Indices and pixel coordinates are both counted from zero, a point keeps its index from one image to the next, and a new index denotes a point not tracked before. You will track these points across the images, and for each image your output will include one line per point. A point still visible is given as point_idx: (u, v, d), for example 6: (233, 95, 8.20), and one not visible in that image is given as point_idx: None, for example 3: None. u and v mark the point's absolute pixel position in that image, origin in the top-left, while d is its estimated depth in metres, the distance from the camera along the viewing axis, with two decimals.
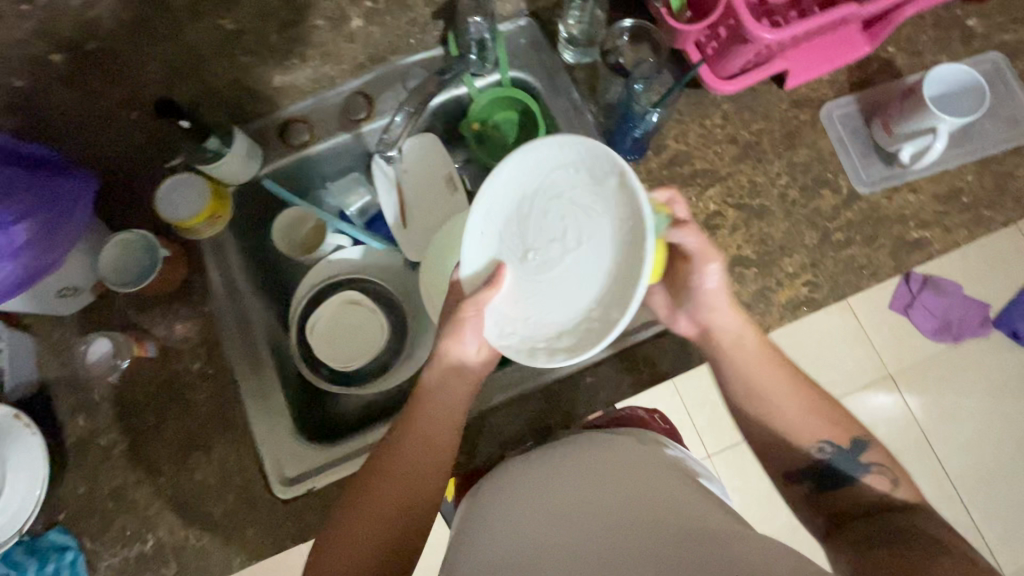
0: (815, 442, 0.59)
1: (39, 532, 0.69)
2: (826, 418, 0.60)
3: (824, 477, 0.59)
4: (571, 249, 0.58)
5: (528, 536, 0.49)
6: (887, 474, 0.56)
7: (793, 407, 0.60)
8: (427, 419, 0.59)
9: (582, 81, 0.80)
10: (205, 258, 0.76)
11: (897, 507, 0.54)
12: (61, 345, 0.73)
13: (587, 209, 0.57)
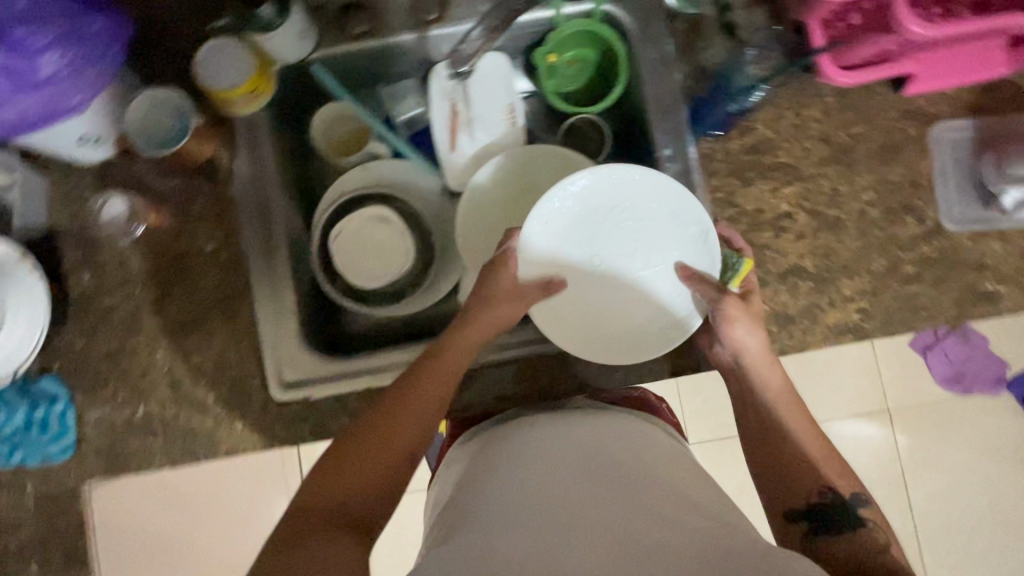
0: (819, 484, 0.56)
1: (32, 376, 0.69)
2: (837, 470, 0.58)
3: (822, 521, 0.55)
4: (632, 265, 0.66)
5: (533, 481, 0.53)
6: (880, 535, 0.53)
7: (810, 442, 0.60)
8: (415, 403, 0.57)
9: (680, 33, 0.71)
10: (236, 136, 0.70)
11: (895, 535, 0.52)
12: (74, 193, 0.70)
13: (658, 239, 0.65)
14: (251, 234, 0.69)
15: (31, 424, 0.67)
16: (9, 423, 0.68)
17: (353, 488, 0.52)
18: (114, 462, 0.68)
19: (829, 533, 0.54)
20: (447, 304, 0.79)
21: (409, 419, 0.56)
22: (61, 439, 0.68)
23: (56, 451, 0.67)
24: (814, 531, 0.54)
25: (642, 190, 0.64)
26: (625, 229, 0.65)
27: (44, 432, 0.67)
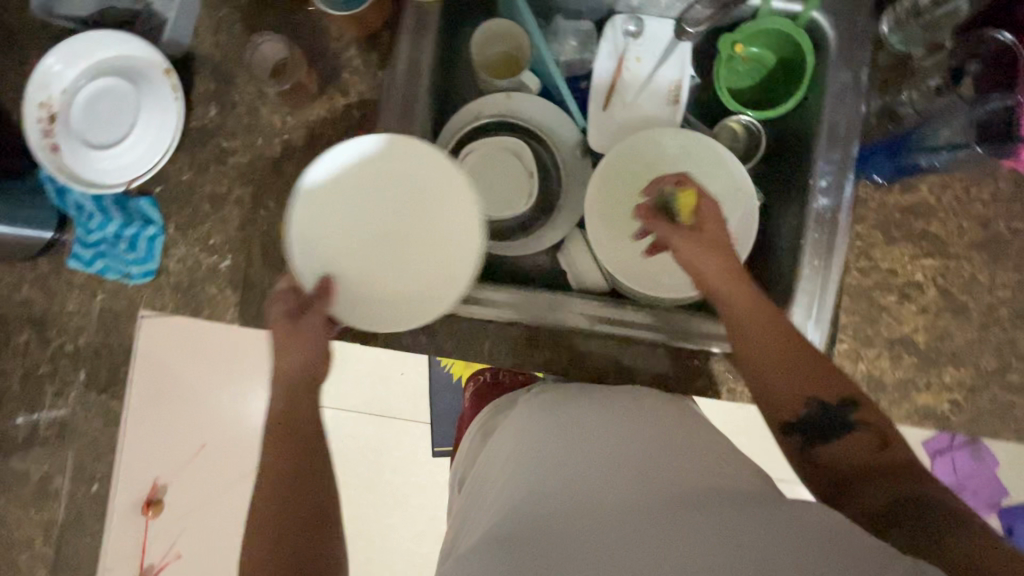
0: (804, 394, 0.55)
1: (133, 193, 0.67)
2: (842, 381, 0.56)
3: (817, 425, 0.54)
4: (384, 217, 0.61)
5: (564, 461, 0.53)
6: (870, 431, 0.52)
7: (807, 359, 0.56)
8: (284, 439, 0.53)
9: (879, 68, 0.68)
10: (404, 20, 0.67)
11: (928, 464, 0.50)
12: (226, 23, 0.67)
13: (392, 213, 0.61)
14: (388, 124, 0.67)
15: (120, 238, 0.66)
16: (98, 231, 0.67)
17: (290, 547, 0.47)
18: (188, 302, 0.68)
19: (826, 440, 0.53)
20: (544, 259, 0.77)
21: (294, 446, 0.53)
22: (146, 263, 0.67)
23: (137, 273, 0.67)
24: (814, 439, 0.54)
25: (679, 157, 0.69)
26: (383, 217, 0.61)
27: (130, 251, 0.67)
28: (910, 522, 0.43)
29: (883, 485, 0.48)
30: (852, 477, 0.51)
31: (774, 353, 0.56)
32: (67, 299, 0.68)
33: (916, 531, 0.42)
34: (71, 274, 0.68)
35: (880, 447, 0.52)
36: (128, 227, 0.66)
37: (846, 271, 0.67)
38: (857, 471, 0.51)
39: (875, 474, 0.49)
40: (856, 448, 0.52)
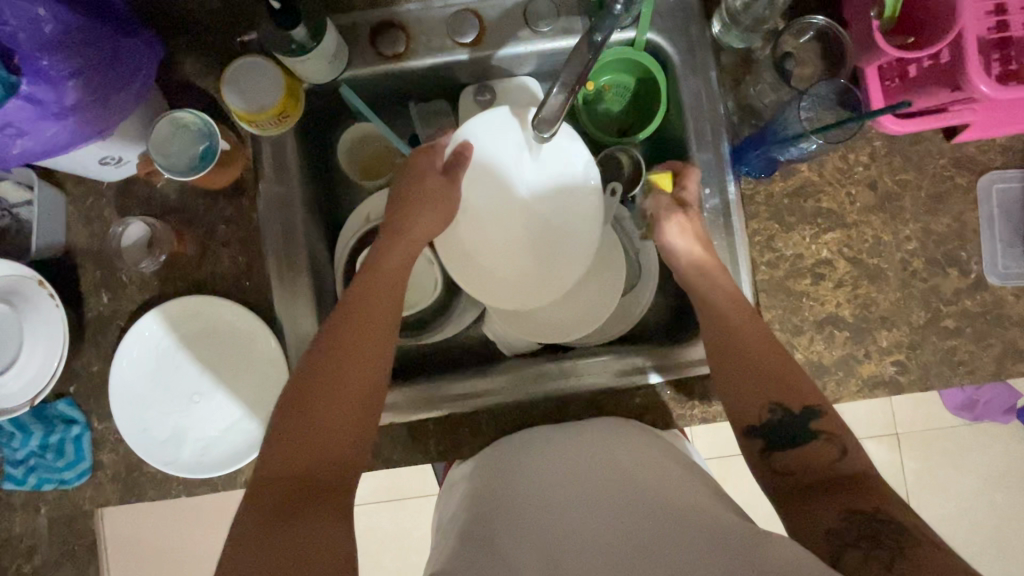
0: (769, 402, 0.55)
1: (49, 399, 0.67)
2: (803, 390, 0.55)
3: (773, 433, 0.54)
4: (193, 369, 0.68)
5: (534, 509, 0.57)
6: (834, 444, 0.52)
7: (767, 361, 0.56)
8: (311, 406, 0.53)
9: (725, 68, 0.68)
10: (262, 158, 0.67)
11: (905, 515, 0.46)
12: (94, 211, 0.68)
13: (197, 359, 0.68)
14: (273, 260, 0.67)
15: (46, 448, 0.65)
16: (23, 447, 0.66)
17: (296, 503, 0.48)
18: (130, 489, 0.66)
19: (787, 448, 0.53)
20: (472, 334, 0.78)
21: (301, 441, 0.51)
22: (76, 464, 0.66)
23: (72, 476, 0.66)
24: (773, 446, 0.54)
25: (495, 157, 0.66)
26: (189, 362, 0.68)
27: (59, 458, 0.66)
28: (880, 534, 0.44)
29: (841, 497, 0.48)
30: (810, 485, 0.51)
31: (751, 357, 0.56)
32: (12, 521, 0.67)
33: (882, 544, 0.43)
34: (9, 495, 0.67)
35: (838, 460, 0.51)
36: (51, 435, 0.66)
37: (756, 269, 0.67)
38: (818, 480, 0.51)
39: (838, 484, 0.49)
40: (818, 457, 0.52)
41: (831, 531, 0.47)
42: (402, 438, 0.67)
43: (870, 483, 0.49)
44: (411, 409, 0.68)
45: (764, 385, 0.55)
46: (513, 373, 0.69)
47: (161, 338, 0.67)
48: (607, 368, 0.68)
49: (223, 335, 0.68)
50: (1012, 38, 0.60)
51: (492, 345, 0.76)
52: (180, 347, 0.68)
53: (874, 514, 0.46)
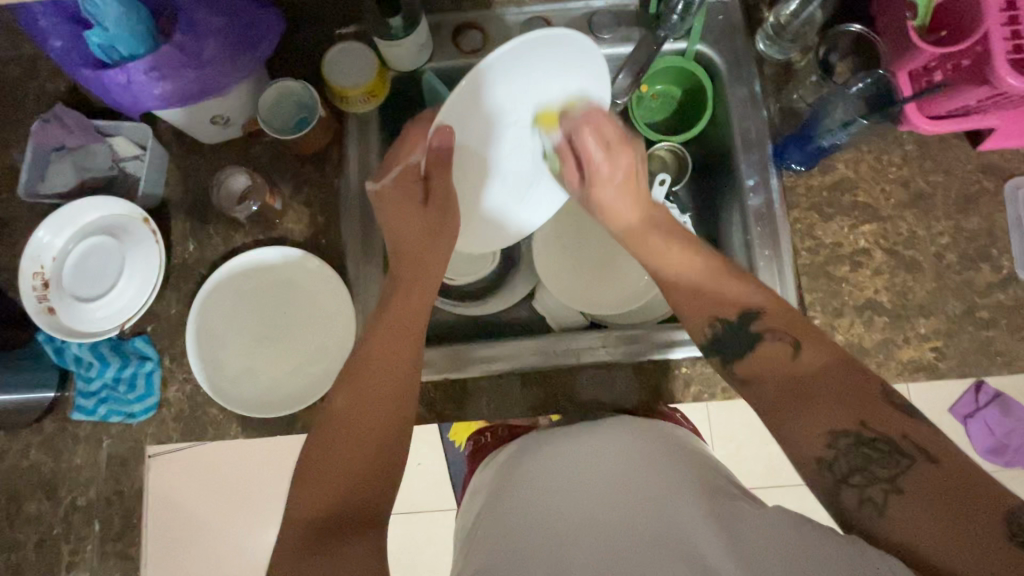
0: (712, 316, 0.59)
1: (127, 336, 0.71)
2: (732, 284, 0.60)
3: (719, 346, 0.58)
4: (250, 314, 0.72)
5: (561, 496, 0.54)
6: (784, 341, 0.54)
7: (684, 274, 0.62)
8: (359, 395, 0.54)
9: (768, 77, 0.75)
10: (348, 132, 0.75)
11: None
12: (192, 168, 0.74)
13: (256, 308, 0.72)
14: (350, 222, 0.73)
15: (119, 380, 0.69)
16: (98, 378, 0.70)
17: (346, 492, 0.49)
18: (192, 428, 0.69)
19: (745, 357, 0.57)
20: (521, 311, 0.82)
21: (348, 419, 0.52)
22: (145, 399, 0.69)
23: (139, 410, 0.69)
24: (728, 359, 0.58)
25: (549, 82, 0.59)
26: (249, 309, 0.72)
27: (130, 392, 0.69)
28: (872, 466, 0.46)
29: (816, 411, 0.49)
30: (781, 402, 0.52)
31: (707, 289, 0.60)
32: (75, 453, 0.70)
33: (880, 482, 0.46)
34: (76, 426, 0.70)
35: (792, 358, 0.53)
36: (126, 368, 0.69)
37: (797, 255, 0.72)
38: (780, 385, 0.53)
39: (806, 390, 0.51)
40: (775, 361, 0.54)
41: (821, 459, 0.48)
42: (452, 391, 0.71)
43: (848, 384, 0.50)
44: (461, 368, 0.72)
45: (711, 304, 0.59)
46: (541, 343, 0.73)
47: (219, 283, 0.71)
48: (625, 343, 0.72)
49: (282, 288, 0.72)
50: None
51: (540, 321, 0.80)
52: (243, 293, 0.72)
53: (861, 431, 0.47)
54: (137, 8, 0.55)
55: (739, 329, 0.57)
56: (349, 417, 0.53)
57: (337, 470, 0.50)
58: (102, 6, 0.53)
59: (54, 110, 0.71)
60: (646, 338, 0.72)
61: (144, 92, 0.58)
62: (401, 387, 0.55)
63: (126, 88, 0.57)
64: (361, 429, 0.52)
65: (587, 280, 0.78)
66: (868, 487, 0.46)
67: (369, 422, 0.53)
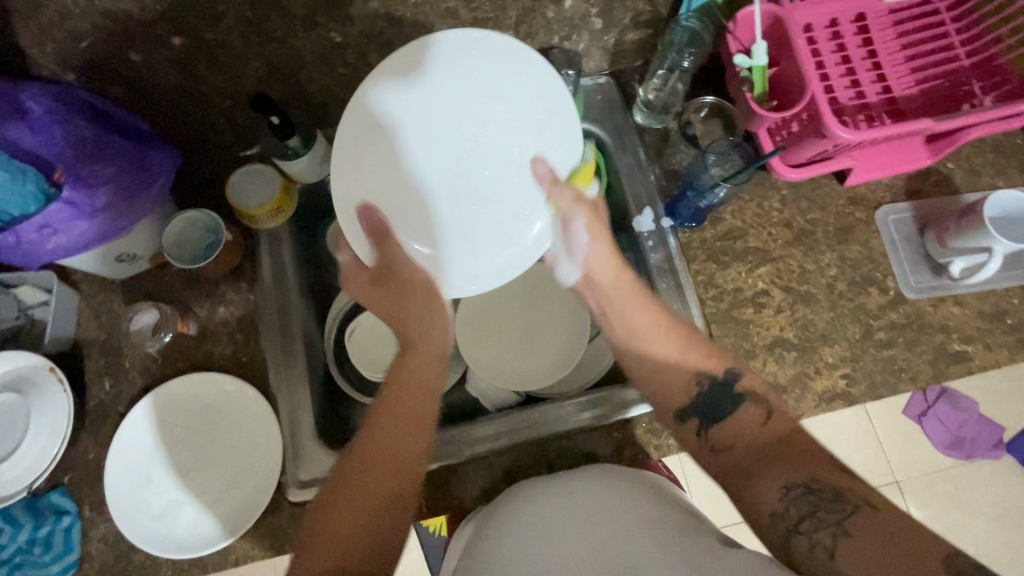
0: (698, 373, 0.59)
1: (42, 491, 0.68)
2: (698, 352, 0.60)
3: (702, 412, 0.58)
4: (187, 438, 0.70)
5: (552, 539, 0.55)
6: (760, 405, 0.56)
7: (641, 319, 0.63)
8: (384, 453, 0.53)
9: (649, 144, 0.81)
10: (259, 247, 0.76)
11: (852, 497, 0.46)
12: (104, 306, 0.74)
13: (200, 430, 0.71)
14: (269, 335, 0.73)
15: (35, 541, 0.65)
16: (10, 544, 0.66)
17: (361, 533, 0.49)
18: None
19: (721, 420, 0.56)
20: (456, 395, 0.83)
21: (373, 449, 0.53)
22: (63, 557, 0.65)
23: (57, 571, 0.64)
24: (705, 424, 0.57)
25: (456, 60, 0.58)
26: (191, 430, 0.71)
27: (46, 551, 0.64)
28: (820, 512, 0.45)
29: (782, 466, 0.50)
30: (731, 472, 0.54)
31: (625, 305, 0.64)
32: None
33: (829, 525, 0.44)
34: None
35: (764, 424, 0.54)
36: (40, 528, 0.65)
37: (703, 304, 0.75)
38: (753, 450, 0.53)
39: (777, 453, 0.51)
40: (749, 425, 0.55)
41: (777, 512, 0.48)
42: None
43: (792, 435, 0.53)
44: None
45: (685, 359, 0.60)
46: (496, 423, 0.73)
47: (162, 398, 0.70)
48: (586, 408, 0.73)
49: (227, 407, 0.71)
50: (843, 106, 0.79)
51: (476, 402, 0.81)
52: (187, 414, 0.71)
53: (813, 483, 0.47)
54: (25, 172, 0.56)
55: (725, 393, 0.57)
56: (388, 453, 0.53)
57: (343, 525, 0.49)
58: None
59: None
60: (605, 400, 0.73)
61: (36, 248, 0.59)
62: (415, 436, 0.55)
63: (16, 248, 0.58)
64: (394, 480, 0.52)
65: (517, 353, 0.80)
66: (816, 533, 0.45)
67: (394, 478, 0.52)
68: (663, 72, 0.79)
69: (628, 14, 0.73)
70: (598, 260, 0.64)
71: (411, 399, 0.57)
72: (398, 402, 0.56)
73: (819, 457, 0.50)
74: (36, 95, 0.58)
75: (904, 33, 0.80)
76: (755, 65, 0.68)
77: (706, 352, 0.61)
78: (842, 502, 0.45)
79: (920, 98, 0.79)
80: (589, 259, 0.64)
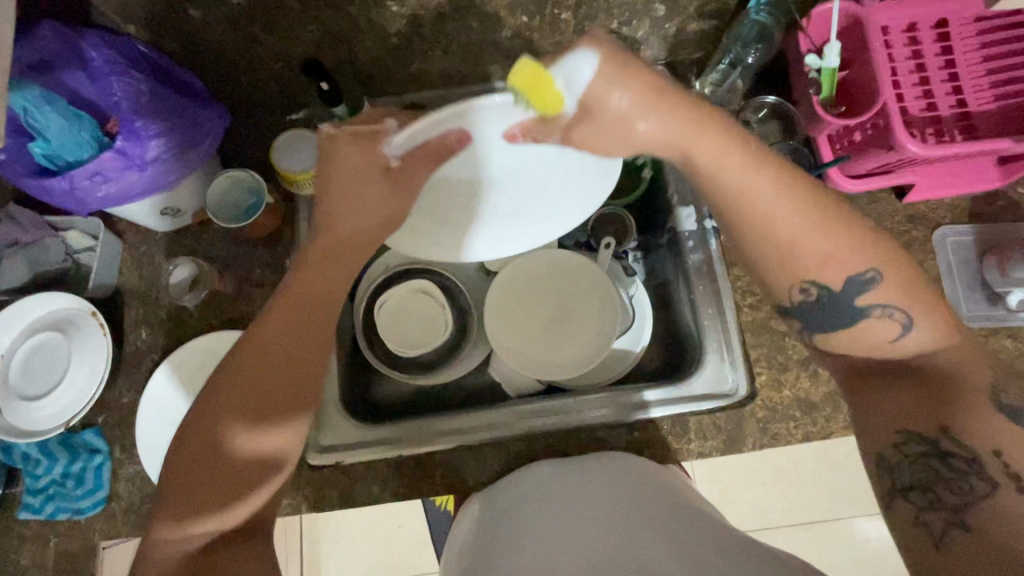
0: (803, 279, 0.50)
1: (77, 429, 0.70)
2: (846, 238, 0.49)
3: (819, 315, 0.52)
4: None
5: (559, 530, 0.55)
6: (895, 319, 0.49)
7: (778, 208, 0.49)
8: (260, 373, 0.52)
9: None
10: (299, 212, 0.77)
11: (993, 472, 0.44)
12: (146, 256, 0.75)
13: None
14: None
15: (67, 476, 0.68)
16: (45, 475, 0.69)
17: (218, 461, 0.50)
18: (142, 522, 0.67)
19: (834, 330, 0.52)
20: (478, 378, 0.83)
21: (276, 360, 0.53)
22: (93, 493, 0.67)
23: (87, 505, 0.67)
24: (826, 329, 0.52)
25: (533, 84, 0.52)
26: None
27: (78, 487, 0.67)
28: (939, 488, 0.45)
29: (899, 397, 0.49)
30: (864, 373, 0.52)
31: (767, 221, 0.49)
32: (21, 554, 0.68)
33: (942, 510, 0.44)
34: (23, 526, 0.69)
35: (895, 342, 0.49)
36: (74, 464, 0.68)
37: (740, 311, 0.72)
38: (885, 364, 0.50)
39: (913, 391, 0.48)
40: (878, 335, 0.50)
41: (884, 456, 0.48)
42: (411, 465, 0.69)
43: (937, 367, 0.48)
44: (401, 444, 0.71)
45: (827, 247, 0.49)
46: (515, 409, 0.73)
47: (195, 351, 0.72)
48: (604, 404, 0.72)
49: None
50: (912, 119, 0.75)
51: (497, 386, 0.81)
52: (217, 369, 0.73)
53: (940, 439, 0.46)
54: (81, 119, 0.58)
55: (841, 305, 0.50)
56: (288, 371, 0.53)
57: (237, 456, 0.50)
58: (45, 121, 0.56)
59: (8, 208, 0.72)
60: (620, 399, 0.72)
61: (87, 195, 0.60)
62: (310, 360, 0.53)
63: (70, 192, 0.60)
64: (276, 403, 0.52)
65: (543, 344, 0.79)
66: (928, 510, 0.45)
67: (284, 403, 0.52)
68: (724, 67, 0.75)
69: (693, 3, 0.69)
70: (662, 123, 0.49)
71: (287, 339, 0.53)
72: (288, 316, 0.54)
73: (973, 396, 0.46)
74: (97, 44, 0.59)
75: (989, 45, 0.75)
76: (826, 66, 0.65)
77: (841, 235, 0.49)
78: (977, 478, 0.44)
79: (998, 116, 0.74)
80: (641, 122, 0.50)
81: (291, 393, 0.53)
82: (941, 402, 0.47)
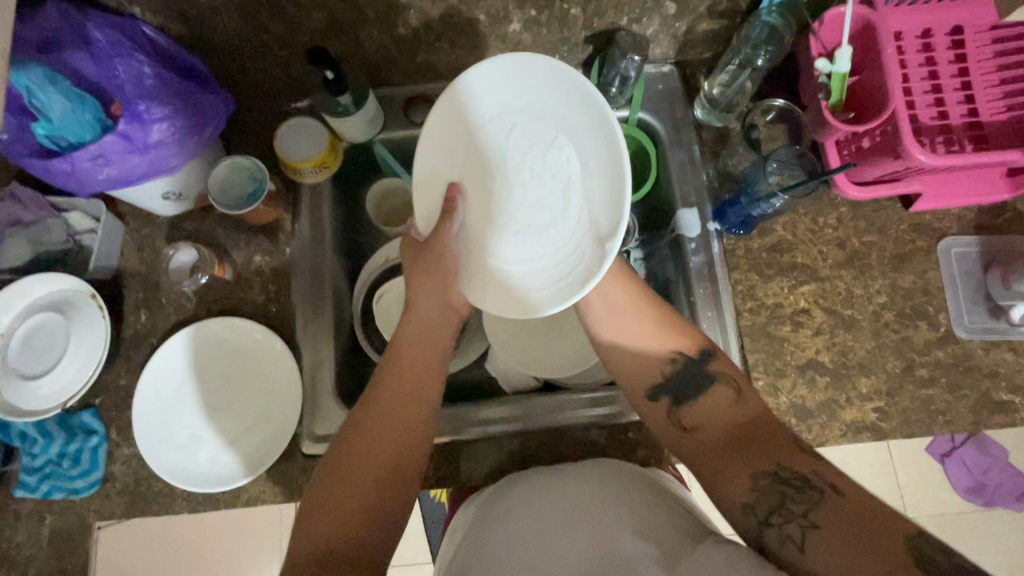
0: (666, 356, 0.58)
1: (74, 410, 0.71)
2: (678, 330, 0.59)
3: (672, 389, 0.57)
4: (214, 378, 0.73)
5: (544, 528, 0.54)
6: (728, 384, 0.55)
7: (648, 321, 0.58)
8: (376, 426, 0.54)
9: (706, 142, 0.78)
10: (300, 201, 0.76)
11: (817, 483, 0.45)
12: (146, 239, 0.76)
13: (228, 372, 0.73)
14: (301, 290, 0.74)
15: (64, 456, 0.68)
16: (43, 454, 0.70)
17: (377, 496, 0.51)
18: (137, 503, 0.68)
19: (687, 401, 0.56)
20: (474, 372, 0.83)
21: (395, 404, 0.55)
22: (89, 474, 0.68)
23: (83, 485, 0.68)
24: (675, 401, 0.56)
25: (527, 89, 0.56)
26: (220, 372, 0.73)
27: (74, 466, 0.68)
28: (786, 503, 0.45)
29: (740, 461, 0.50)
30: (709, 447, 0.53)
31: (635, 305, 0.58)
32: (16, 530, 0.69)
33: (797, 516, 0.44)
34: (18, 503, 0.69)
35: (733, 403, 0.54)
36: (71, 443, 0.69)
37: (738, 315, 0.72)
38: (723, 432, 0.53)
39: (741, 445, 0.51)
40: (717, 407, 0.55)
41: (747, 504, 0.48)
42: None
43: (749, 431, 0.52)
44: None
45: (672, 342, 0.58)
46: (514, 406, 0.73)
47: (195, 336, 0.72)
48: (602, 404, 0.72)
49: (255, 354, 0.73)
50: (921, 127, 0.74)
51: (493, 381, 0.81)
52: (217, 355, 0.73)
53: (777, 470, 0.48)
54: (84, 101, 0.58)
55: (694, 370, 0.56)
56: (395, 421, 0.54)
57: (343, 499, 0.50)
58: (48, 101, 0.55)
59: (12, 187, 0.72)
60: (619, 399, 0.72)
61: (89, 177, 0.60)
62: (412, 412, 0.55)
63: (71, 174, 0.59)
64: (391, 452, 0.53)
65: (541, 341, 0.79)
66: (784, 524, 0.45)
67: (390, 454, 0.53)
68: (733, 67, 0.74)
69: (705, 2, 0.68)
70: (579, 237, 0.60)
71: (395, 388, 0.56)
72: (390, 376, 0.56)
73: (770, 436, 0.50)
74: (102, 24, 0.59)
75: (1004, 54, 0.74)
76: (837, 71, 0.64)
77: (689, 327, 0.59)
78: (809, 488, 0.45)
79: (1009, 127, 0.73)
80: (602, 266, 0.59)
81: (397, 440, 0.54)
82: (762, 439, 0.50)
